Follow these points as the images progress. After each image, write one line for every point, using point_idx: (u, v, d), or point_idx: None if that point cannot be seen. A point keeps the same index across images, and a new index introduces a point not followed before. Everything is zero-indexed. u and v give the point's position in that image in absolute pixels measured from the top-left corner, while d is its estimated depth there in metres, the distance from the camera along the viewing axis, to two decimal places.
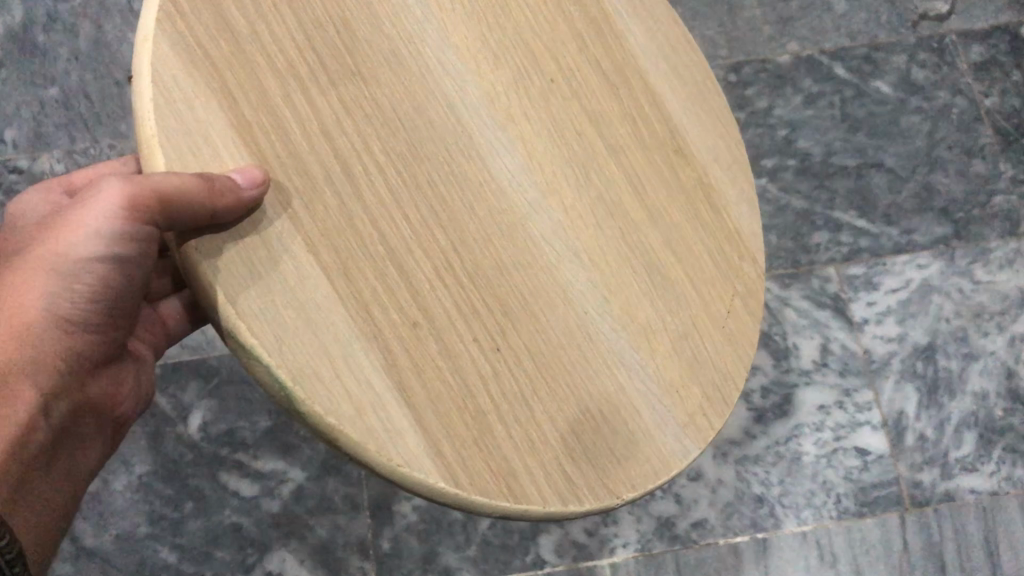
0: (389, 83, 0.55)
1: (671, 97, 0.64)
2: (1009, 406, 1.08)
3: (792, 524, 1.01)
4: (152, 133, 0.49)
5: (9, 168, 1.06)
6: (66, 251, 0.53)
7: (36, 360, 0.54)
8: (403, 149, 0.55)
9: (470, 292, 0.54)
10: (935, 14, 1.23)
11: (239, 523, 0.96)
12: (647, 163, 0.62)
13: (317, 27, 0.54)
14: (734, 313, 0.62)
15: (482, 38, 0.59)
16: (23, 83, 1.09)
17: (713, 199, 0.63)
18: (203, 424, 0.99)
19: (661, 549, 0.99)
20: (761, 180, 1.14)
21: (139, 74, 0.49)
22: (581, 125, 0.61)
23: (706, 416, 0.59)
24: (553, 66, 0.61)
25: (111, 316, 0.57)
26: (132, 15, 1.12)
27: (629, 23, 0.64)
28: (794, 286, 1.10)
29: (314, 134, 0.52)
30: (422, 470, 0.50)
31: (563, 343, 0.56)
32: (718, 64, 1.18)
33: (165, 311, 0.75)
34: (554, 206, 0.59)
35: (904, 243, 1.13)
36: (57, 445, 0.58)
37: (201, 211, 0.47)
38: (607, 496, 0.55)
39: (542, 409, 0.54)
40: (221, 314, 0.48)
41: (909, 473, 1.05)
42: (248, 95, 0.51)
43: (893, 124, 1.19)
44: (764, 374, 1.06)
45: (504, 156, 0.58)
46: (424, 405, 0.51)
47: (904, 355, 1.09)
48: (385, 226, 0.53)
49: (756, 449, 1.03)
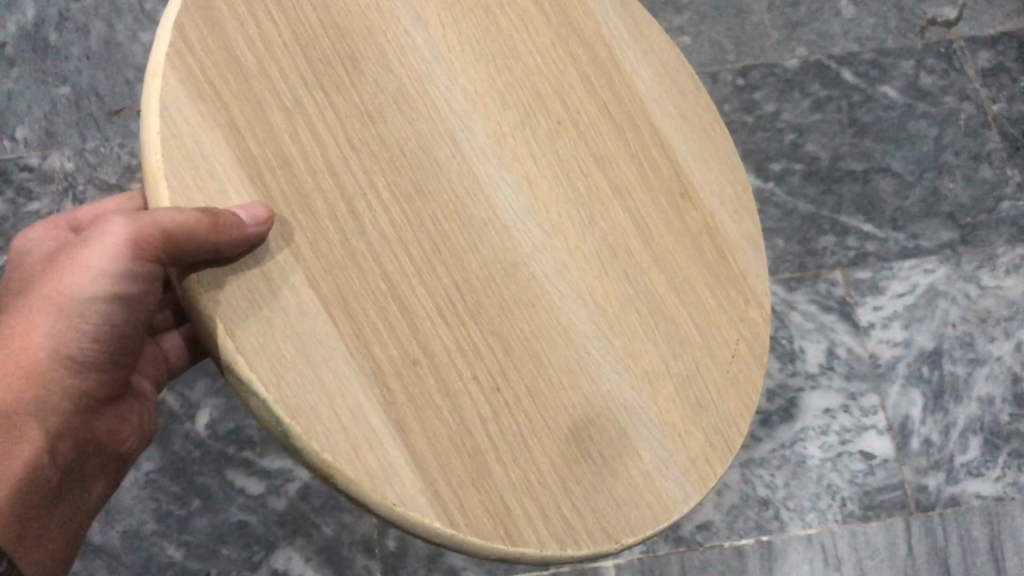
0: (396, 124, 0.57)
1: (678, 139, 0.65)
2: (1015, 412, 1.09)
3: (797, 527, 1.01)
4: (158, 168, 0.50)
5: (20, 165, 1.07)
6: (71, 291, 0.54)
7: (44, 401, 0.55)
8: (408, 188, 0.56)
9: (473, 332, 0.55)
10: (943, 20, 1.24)
11: (245, 521, 0.97)
12: (653, 205, 0.63)
13: (325, 65, 0.55)
14: (739, 356, 0.63)
15: (489, 79, 0.61)
16: (34, 81, 1.10)
17: (718, 242, 0.64)
18: (210, 421, 0.99)
19: (666, 551, 0.99)
20: (768, 184, 1.14)
21: (148, 109, 0.50)
22: (587, 166, 0.62)
23: (707, 461, 0.60)
24: (559, 107, 0.62)
25: (116, 355, 0.58)
26: (144, 16, 1.13)
27: (636, 65, 0.65)
28: (800, 289, 1.10)
29: (319, 171, 0.54)
30: (416, 509, 0.51)
31: (564, 384, 0.57)
32: (726, 68, 1.18)
33: (167, 346, 0.77)
34: (558, 246, 0.60)
35: (910, 249, 1.14)
36: (63, 480, 0.60)
37: (205, 246, 0.48)
38: (605, 540, 0.55)
39: (541, 451, 0.55)
40: (220, 347, 0.49)
41: (914, 477, 1.05)
42: (255, 130, 0.52)
43: (901, 129, 1.19)
44: (771, 378, 1.06)
45: (509, 197, 0.59)
46: (421, 443, 0.52)
47: (910, 360, 1.09)
48: (389, 265, 0.54)
49: (761, 452, 1.03)
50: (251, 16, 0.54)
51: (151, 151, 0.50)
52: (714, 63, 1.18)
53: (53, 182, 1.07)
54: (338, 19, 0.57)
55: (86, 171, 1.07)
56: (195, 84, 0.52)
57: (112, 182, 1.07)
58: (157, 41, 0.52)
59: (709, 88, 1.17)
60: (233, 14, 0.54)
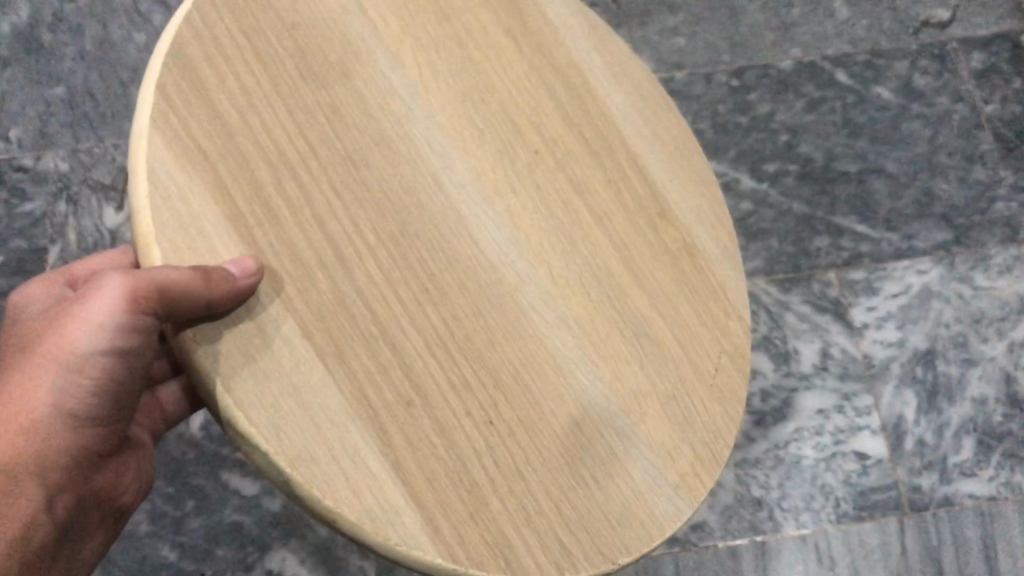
0: (378, 166, 0.58)
1: (653, 163, 0.67)
2: (1008, 412, 1.09)
3: (792, 528, 1.02)
4: (147, 229, 0.50)
5: (14, 166, 1.07)
6: (69, 345, 0.53)
7: (43, 457, 0.54)
8: (394, 231, 0.57)
9: (462, 364, 0.56)
10: (936, 21, 1.24)
11: (239, 522, 0.96)
12: (632, 229, 0.65)
13: (306, 112, 0.56)
14: (722, 370, 0.64)
15: (467, 115, 0.62)
16: (28, 81, 1.09)
17: (695, 258, 0.66)
18: (205, 422, 0.99)
19: (660, 552, 0.99)
20: (763, 184, 1.15)
21: (136, 170, 0.51)
22: (566, 195, 0.63)
23: (697, 475, 0.61)
24: (537, 138, 0.64)
25: (115, 408, 0.57)
26: (139, 16, 1.12)
27: (609, 92, 0.68)
28: (794, 290, 1.11)
29: (305, 220, 0.54)
30: (419, 547, 0.51)
31: (553, 410, 0.58)
32: (721, 69, 1.19)
33: (163, 397, 0.76)
34: (541, 275, 0.61)
35: (904, 249, 1.14)
36: (63, 534, 0.58)
37: (198, 304, 0.48)
38: (604, 562, 0.56)
39: (535, 479, 0.56)
40: (219, 403, 0.49)
41: (909, 477, 1.05)
42: (240, 183, 0.53)
43: (895, 130, 1.19)
44: (764, 378, 1.06)
45: (492, 230, 0.60)
46: (419, 480, 0.52)
47: (904, 360, 1.09)
48: (377, 305, 0.55)
49: (755, 452, 1.04)
50: (225, 63, 0.55)
51: (139, 211, 0.50)
52: (709, 64, 1.18)
53: (47, 183, 1.07)
54: (316, 66, 0.57)
55: (81, 171, 1.07)
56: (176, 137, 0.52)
57: (106, 183, 1.06)
58: (140, 98, 0.53)
59: (703, 89, 1.17)
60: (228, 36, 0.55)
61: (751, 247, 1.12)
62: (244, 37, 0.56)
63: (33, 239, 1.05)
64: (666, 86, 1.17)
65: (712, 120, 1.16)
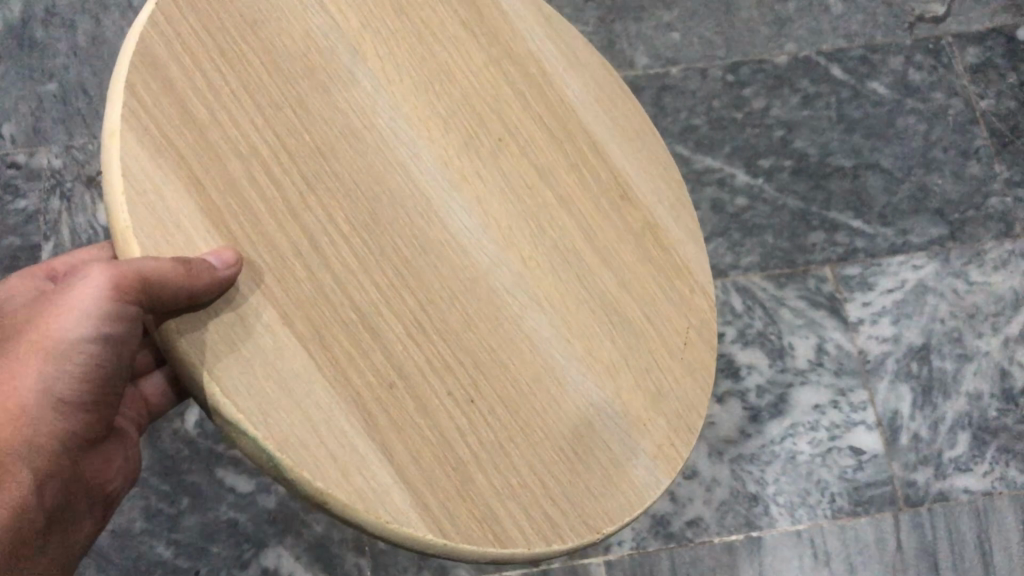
0: (347, 156, 0.57)
1: (613, 147, 0.67)
2: (1003, 407, 1.09)
3: (785, 523, 1.02)
4: (125, 222, 0.50)
5: (7, 163, 1.07)
6: (57, 331, 0.53)
7: (32, 443, 0.53)
8: (366, 219, 0.57)
9: (440, 346, 0.56)
10: (931, 16, 1.24)
11: (234, 518, 0.96)
12: (598, 212, 0.65)
13: (270, 103, 0.56)
14: (690, 344, 0.65)
15: (432, 106, 0.62)
16: (21, 77, 1.09)
17: (660, 239, 0.67)
18: (199, 419, 0.99)
19: (655, 547, 0.99)
20: (757, 180, 1.14)
21: (110, 170, 0.50)
22: (532, 180, 0.64)
23: (673, 445, 0.62)
24: (500, 126, 0.64)
25: (103, 394, 0.56)
26: (132, 11, 1.12)
27: (566, 79, 0.67)
28: (789, 285, 1.11)
29: (279, 212, 0.54)
30: (410, 525, 0.51)
31: (531, 389, 0.58)
32: (716, 64, 1.18)
33: (147, 389, 0.75)
34: (514, 258, 0.61)
35: (899, 244, 1.14)
36: (52, 523, 0.57)
37: (179, 294, 0.48)
38: (587, 532, 0.57)
39: (518, 455, 0.56)
40: (206, 391, 0.49)
41: (903, 472, 1.05)
42: (216, 180, 0.53)
43: (890, 125, 1.19)
44: (759, 373, 1.07)
45: (461, 216, 0.60)
46: (405, 460, 0.53)
47: (899, 356, 1.09)
48: (354, 292, 0.55)
49: (750, 448, 1.04)
50: (199, 64, 0.54)
51: (116, 208, 0.49)
52: (703, 60, 1.18)
53: (40, 179, 1.06)
54: (277, 59, 0.57)
55: (74, 168, 1.06)
56: (154, 135, 0.52)
57: (99, 179, 1.06)
58: (110, 99, 0.52)
59: (698, 84, 1.17)
60: (206, 34, 0.55)
61: (746, 243, 1.12)
62: (208, 34, 0.55)
63: (26, 236, 1.04)
64: (660, 82, 1.17)
65: (706, 115, 1.16)
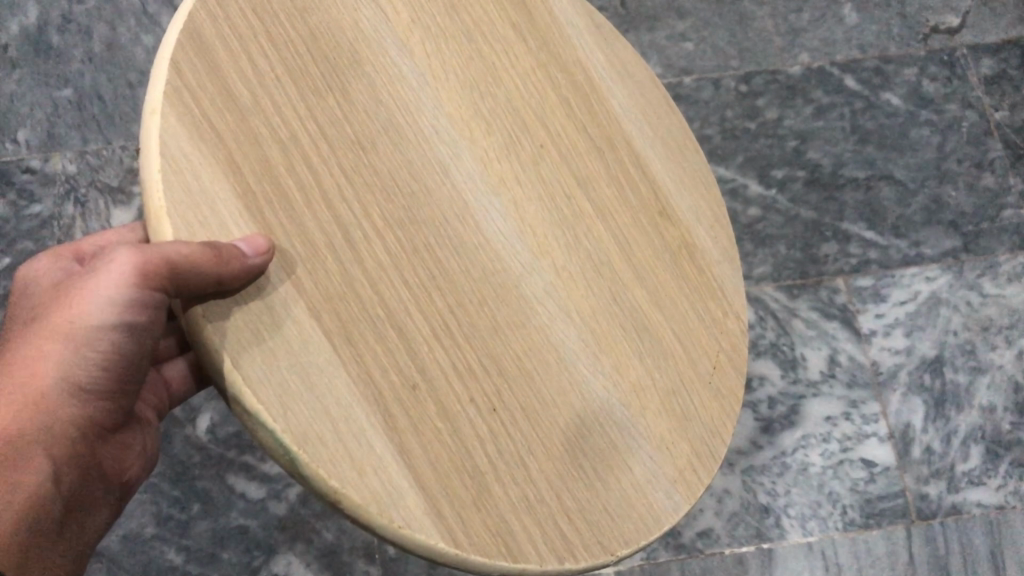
0: (388, 153, 0.58)
1: (656, 160, 0.68)
2: (1016, 421, 1.08)
3: (797, 535, 1.01)
4: (159, 203, 0.50)
5: (22, 168, 1.07)
6: (78, 318, 0.53)
7: (50, 428, 0.53)
8: (401, 215, 0.57)
9: (467, 353, 0.56)
10: (946, 27, 1.24)
11: (245, 525, 0.96)
12: (633, 224, 0.65)
13: (316, 96, 0.56)
14: (719, 368, 0.65)
15: (474, 105, 0.62)
16: (36, 83, 1.09)
17: (695, 257, 0.67)
18: (211, 425, 0.99)
19: (666, 558, 0.99)
20: (771, 190, 1.14)
21: (147, 148, 0.50)
22: (570, 189, 0.64)
23: (695, 471, 0.61)
24: (542, 132, 0.64)
25: (122, 382, 0.56)
26: (147, 19, 1.13)
27: (613, 89, 0.68)
28: (802, 296, 1.10)
29: (315, 202, 0.54)
30: (423, 531, 0.51)
31: (556, 400, 0.58)
32: (729, 74, 1.18)
33: (169, 374, 0.75)
34: (545, 266, 0.61)
35: (913, 256, 1.14)
36: (67, 512, 0.57)
37: (208, 278, 0.48)
38: (602, 553, 0.56)
39: (539, 469, 0.56)
40: (226, 378, 0.49)
41: (915, 485, 1.05)
42: (252, 165, 0.53)
43: (903, 137, 1.19)
44: (772, 385, 1.06)
45: (496, 221, 0.60)
46: (423, 466, 0.52)
47: (912, 368, 1.09)
48: (385, 291, 0.55)
49: (762, 459, 1.03)
50: (242, 55, 0.54)
51: (151, 189, 0.50)
52: (716, 69, 1.18)
53: (55, 184, 1.07)
54: (327, 52, 0.57)
55: (89, 173, 1.07)
56: (182, 127, 0.51)
57: (114, 185, 1.07)
58: (153, 79, 0.52)
59: (711, 94, 1.17)
60: (238, 30, 0.55)
61: (759, 252, 1.12)
62: (257, 25, 0.55)
63: (40, 240, 1.04)
64: (674, 91, 1.17)
65: (719, 126, 1.16)
